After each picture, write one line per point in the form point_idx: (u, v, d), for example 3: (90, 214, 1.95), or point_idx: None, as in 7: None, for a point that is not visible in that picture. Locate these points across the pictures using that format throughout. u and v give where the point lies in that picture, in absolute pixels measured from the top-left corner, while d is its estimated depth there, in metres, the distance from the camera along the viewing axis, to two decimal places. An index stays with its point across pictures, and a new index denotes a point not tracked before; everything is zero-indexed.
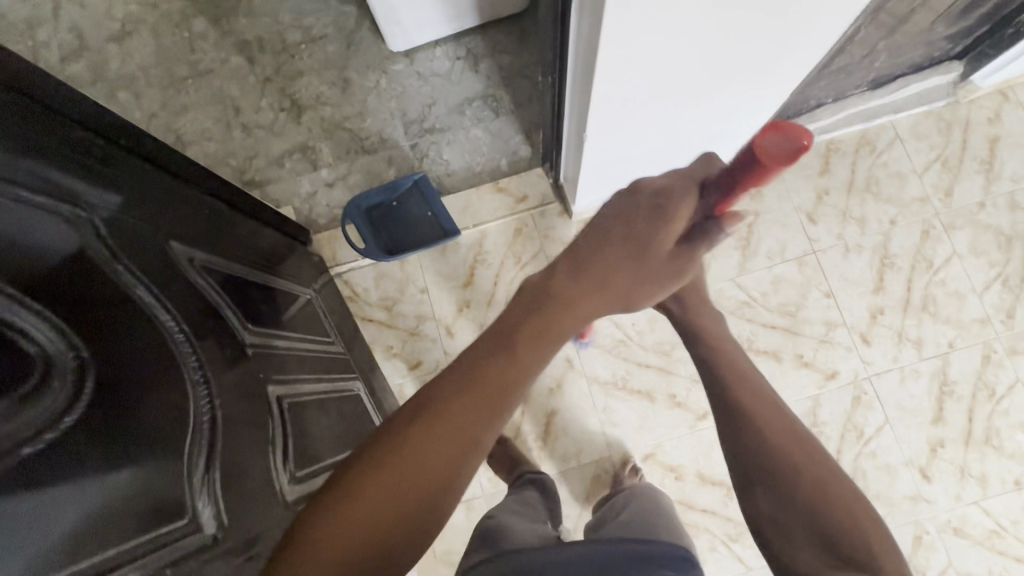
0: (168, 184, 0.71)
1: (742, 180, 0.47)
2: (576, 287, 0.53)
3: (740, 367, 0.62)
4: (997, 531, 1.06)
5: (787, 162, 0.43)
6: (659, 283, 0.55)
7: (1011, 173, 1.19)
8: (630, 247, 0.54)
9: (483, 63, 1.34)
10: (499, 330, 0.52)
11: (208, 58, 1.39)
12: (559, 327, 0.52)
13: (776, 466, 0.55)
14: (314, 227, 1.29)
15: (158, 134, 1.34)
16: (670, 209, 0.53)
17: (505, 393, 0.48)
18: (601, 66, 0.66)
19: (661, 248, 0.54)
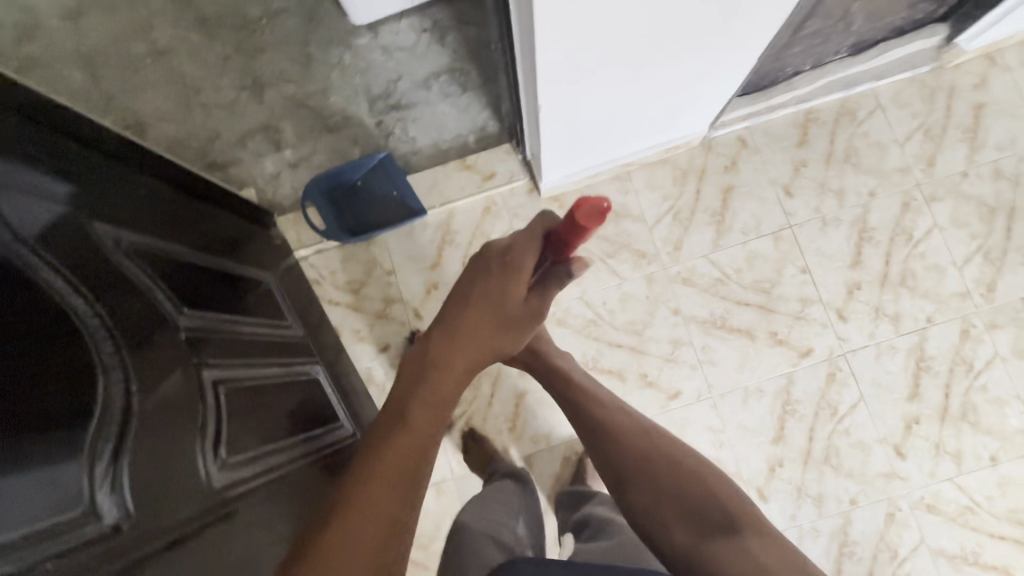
0: (95, 160, 0.68)
1: (570, 241, 0.60)
2: (454, 353, 0.65)
3: (589, 391, 0.87)
4: (971, 507, 1.04)
5: (598, 221, 0.55)
6: (518, 326, 0.68)
7: (996, 142, 1.15)
8: (486, 308, 0.66)
9: (450, 35, 1.29)
10: (392, 408, 0.62)
11: (167, 35, 1.34)
12: (446, 390, 0.64)
13: (637, 459, 0.74)
14: (279, 210, 1.26)
15: (116, 116, 1.30)
16: (512, 263, 0.66)
17: (420, 451, 0.57)
18: (539, 26, 0.62)
19: (515, 298, 0.67)
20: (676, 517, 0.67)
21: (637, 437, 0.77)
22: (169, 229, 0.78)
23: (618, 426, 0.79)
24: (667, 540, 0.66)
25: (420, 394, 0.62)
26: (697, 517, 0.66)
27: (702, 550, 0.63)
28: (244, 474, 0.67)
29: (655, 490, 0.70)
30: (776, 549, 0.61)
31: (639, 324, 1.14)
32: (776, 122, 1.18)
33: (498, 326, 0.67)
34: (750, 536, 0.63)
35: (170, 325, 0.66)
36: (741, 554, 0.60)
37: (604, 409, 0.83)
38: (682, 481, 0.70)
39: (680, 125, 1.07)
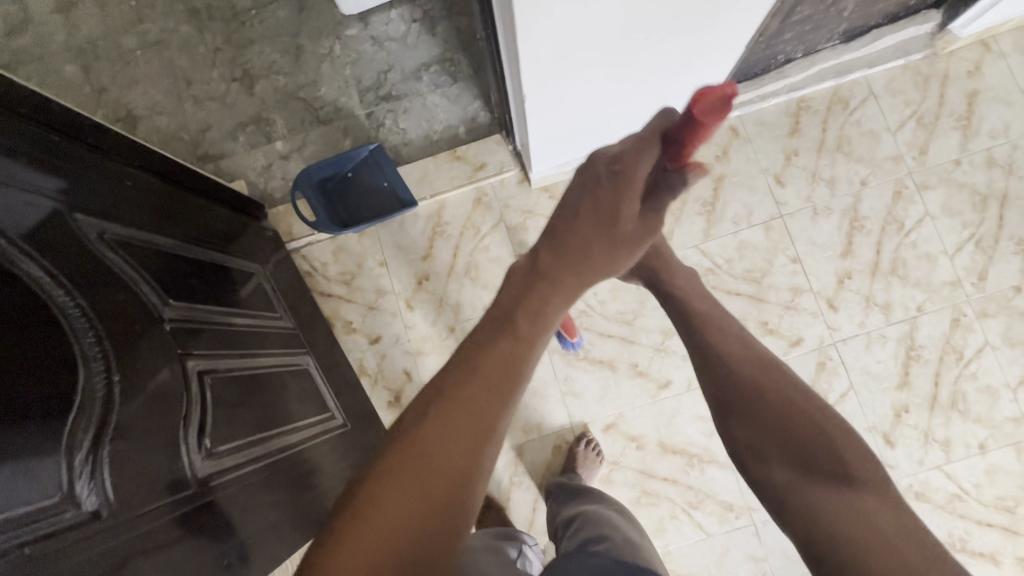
0: (81, 151, 0.67)
1: (687, 141, 0.49)
2: (569, 272, 0.57)
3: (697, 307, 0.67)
4: (959, 495, 1.05)
5: (723, 114, 0.44)
6: (632, 248, 0.58)
7: (990, 129, 1.14)
8: (603, 227, 0.57)
9: (440, 25, 1.28)
10: (495, 317, 0.55)
11: (157, 27, 1.33)
12: (552, 304, 0.56)
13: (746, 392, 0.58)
14: (271, 202, 1.27)
15: (108, 110, 1.31)
16: (626, 172, 0.54)
17: (516, 361, 0.51)
18: (518, 10, 0.60)
19: (631, 215, 0.56)
20: (779, 456, 0.55)
21: (754, 368, 0.59)
22: (156, 220, 0.78)
23: (730, 354, 0.61)
24: (765, 478, 0.55)
25: (528, 302, 0.55)
26: (806, 461, 0.53)
27: (802, 499, 0.52)
28: (230, 463, 0.68)
29: (762, 424, 0.56)
30: (899, 518, 0.48)
31: (630, 314, 1.14)
32: (768, 111, 1.18)
33: (612, 245, 0.57)
34: (870, 497, 0.50)
35: (154, 317, 0.66)
36: (854, 513, 0.48)
37: (718, 330, 0.64)
38: (798, 424, 0.55)
39: None
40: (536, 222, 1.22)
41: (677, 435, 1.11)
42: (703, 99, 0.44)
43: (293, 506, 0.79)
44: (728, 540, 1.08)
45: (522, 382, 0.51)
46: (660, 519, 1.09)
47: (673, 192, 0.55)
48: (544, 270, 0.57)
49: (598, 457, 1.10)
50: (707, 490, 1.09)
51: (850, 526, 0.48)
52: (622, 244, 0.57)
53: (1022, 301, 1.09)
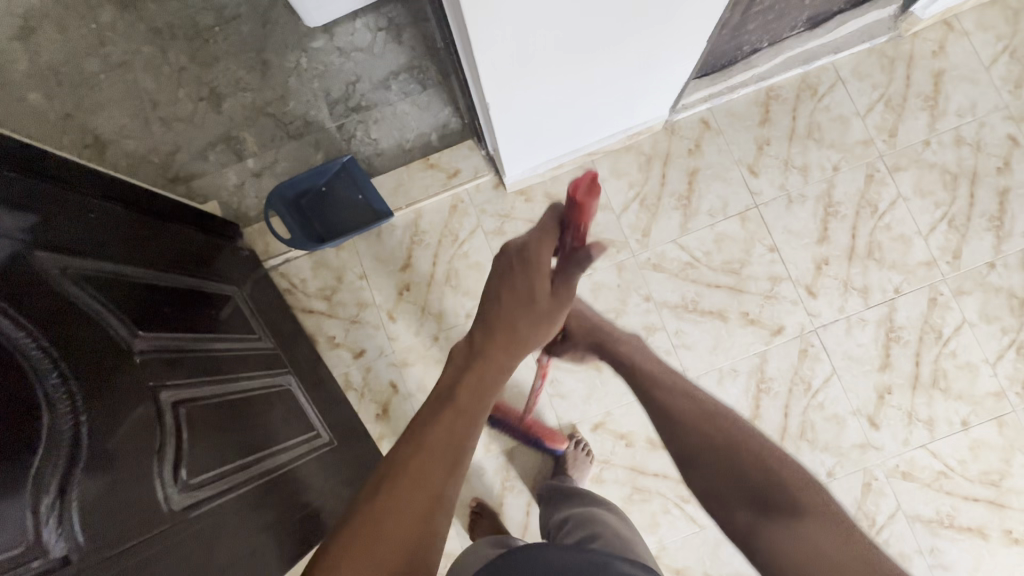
0: (40, 184, 0.66)
1: (577, 224, 0.55)
2: (503, 348, 0.60)
3: (646, 369, 0.73)
4: (945, 472, 1.06)
5: (596, 196, 0.51)
6: (552, 319, 0.61)
7: (956, 108, 1.15)
8: (521, 304, 0.60)
9: (406, 33, 1.27)
10: (437, 396, 0.58)
11: (120, 50, 1.31)
12: (491, 378, 0.60)
13: (699, 441, 0.64)
14: (245, 221, 1.25)
15: (74, 135, 1.29)
16: (530, 258, 0.59)
17: (459, 436, 0.55)
18: (467, 14, 0.60)
19: (545, 291, 0.60)
20: (739, 500, 0.60)
21: (700, 423, 0.66)
22: (123, 249, 0.77)
23: (676, 411, 0.67)
24: (730, 522, 0.60)
25: (469, 377, 0.59)
26: (759, 499, 0.58)
27: (764, 539, 0.56)
28: (209, 493, 0.68)
29: (718, 471, 0.62)
30: (845, 544, 0.53)
31: (612, 313, 1.15)
32: (738, 102, 1.18)
33: (535, 317, 0.60)
34: (816, 524, 0.55)
35: (124, 350, 0.66)
36: (806, 546, 0.53)
37: (665, 391, 0.70)
38: (748, 463, 0.61)
39: (640, 110, 1.07)
40: (513, 225, 1.22)
41: None
42: (583, 191, 0.51)
43: (279, 529, 0.78)
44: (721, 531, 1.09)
45: (466, 455, 0.55)
46: (653, 515, 1.10)
47: (575, 274, 0.59)
48: (481, 347, 0.60)
49: (589, 458, 1.10)
50: None
51: (800, 558, 0.52)
52: (542, 316, 0.60)
53: (996, 277, 1.10)
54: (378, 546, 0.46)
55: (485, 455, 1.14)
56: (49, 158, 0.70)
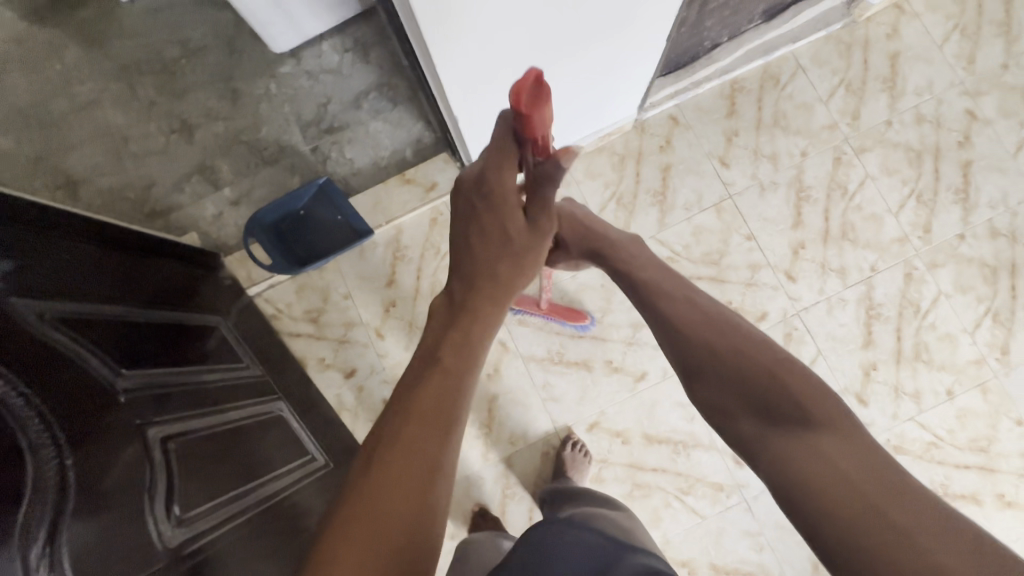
0: (10, 231, 0.65)
1: (534, 133, 0.52)
2: (486, 294, 0.60)
3: (654, 283, 0.69)
4: (935, 442, 1.08)
5: (545, 95, 0.48)
6: (531, 252, 0.62)
7: (915, 88, 1.18)
8: (497, 245, 0.61)
9: (373, 52, 1.28)
10: (422, 359, 0.56)
11: (86, 88, 1.31)
12: (478, 333, 0.58)
13: (704, 355, 0.61)
14: (226, 250, 1.25)
15: (46, 177, 1.28)
16: (494, 190, 0.59)
17: (452, 391, 0.53)
18: (423, 22, 0.61)
19: (517, 226, 0.61)
20: (742, 408, 0.57)
21: (704, 334, 0.61)
22: (101, 288, 0.76)
23: (678, 323, 0.64)
24: (734, 432, 0.57)
25: (455, 333, 0.58)
26: (764, 409, 0.55)
27: (768, 447, 0.53)
28: (202, 527, 0.67)
29: (722, 382, 0.59)
30: (857, 455, 0.49)
31: (598, 312, 1.16)
32: (704, 97, 1.20)
33: (514, 259, 0.61)
34: (825, 432, 0.51)
35: (107, 390, 0.65)
36: (814, 457, 0.49)
37: (670, 301, 0.66)
38: (754, 374, 0.57)
39: (609, 111, 1.09)
40: None
41: (660, 425, 1.12)
42: (526, 103, 0.49)
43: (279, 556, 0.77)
44: (724, 520, 1.09)
45: (463, 407, 0.53)
46: (654, 509, 1.10)
47: (551, 185, 0.57)
48: (463, 301, 0.60)
49: (587, 457, 1.10)
50: (697, 474, 1.11)
51: (805, 467, 0.49)
52: (521, 255, 0.61)
53: (967, 248, 1.13)
54: (379, 514, 0.44)
55: (483, 464, 1.14)
56: (16, 203, 0.70)
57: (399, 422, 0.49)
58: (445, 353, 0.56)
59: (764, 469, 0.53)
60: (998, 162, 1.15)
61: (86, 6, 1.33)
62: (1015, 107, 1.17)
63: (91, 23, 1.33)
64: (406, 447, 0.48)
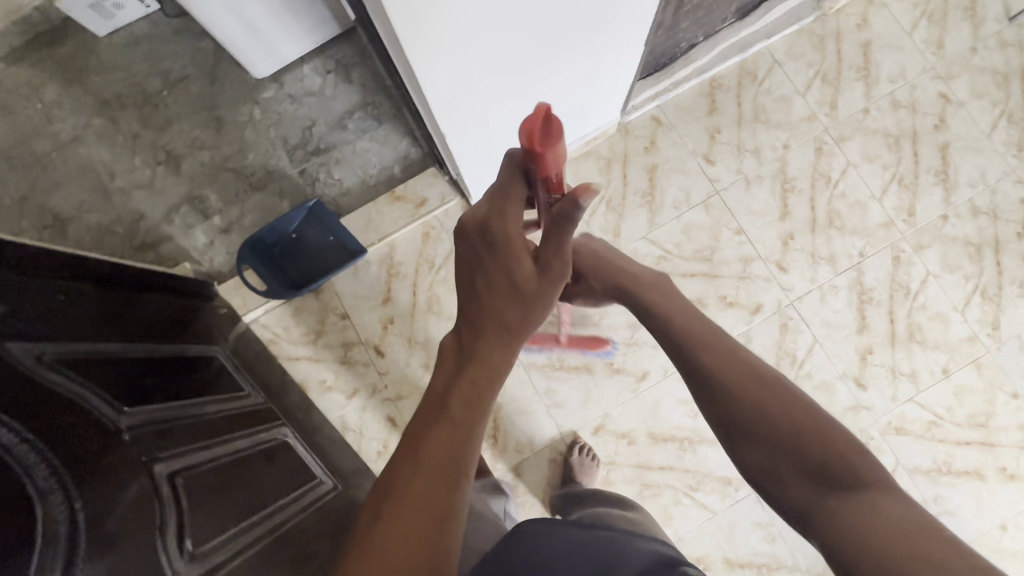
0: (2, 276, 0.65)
1: (545, 169, 0.54)
2: (498, 344, 0.57)
3: (687, 330, 0.66)
4: (935, 421, 1.10)
5: (558, 131, 0.50)
6: (542, 298, 0.57)
7: (888, 75, 1.21)
8: (506, 293, 0.57)
9: (355, 72, 1.29)
10: (431, 405, 0.56)
11: (69, 126, 1.30)
12: (486, 379, 0.57)
13: (747, 408, 0.59)
14: (219, 278, 1.24)
15: (33, 216, 1.27)
16: (498, 232, 0.56)
17: (458, 441, 0.53)
18: (405, 40, 0.62)
19: (526, 272, 0.56)
20: (790, 469, 0.56)
21: (746, 386, 0.60)
22: (97, 326, 0.76)
23: (714, 378, 0.61)
24: (781, 495, 0.56)
25: (464, 383, 0.56)
26: (813, 470, 0.55)
27: (822, 510, 0.52)
28: (215, 560, 0.67)
29: (767, 441, 0.57)
30: (913, 514, 0.49)
31: (596, 315, 1.16)
32: (684, 96, 1.22)
33: (524, 304, 0.57)
34: (873, 494, 0.51)
35: (111, 429, 0.65)
36: (872, 518, 0.49)
37: (706, 351, 0.63)
38: (797, 430, 0.57)
39: (592, 116, 1.10)
40: None
41: (664, 423, 1.13)
42: (538, 142, 0.51)
43: None
44: (734, 514, 1.10)
45: (470, 462, 0.53)
46: (665, 508, 1.11)
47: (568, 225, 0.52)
48: (474, 349, 0.57)
49: (595, 462, 1.11)
50: (704, 470, 1.11)
51: (866, 527, 0.48)
52: (531, 301, 0.57)
53: (951, 228, 1.15)
54: (387, 571, 0.46)
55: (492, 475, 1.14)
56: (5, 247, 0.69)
57: (405, 477, 0.50)
58: (455, 404, 0.55)
59: (818, 534, 0.52)
60: (975, 142, 1.18)
61: (64, 43, 1.33)
62: (986, 88, 1.19)
63: (70, 60, 1.32)
64: (412, 505, 0.48)
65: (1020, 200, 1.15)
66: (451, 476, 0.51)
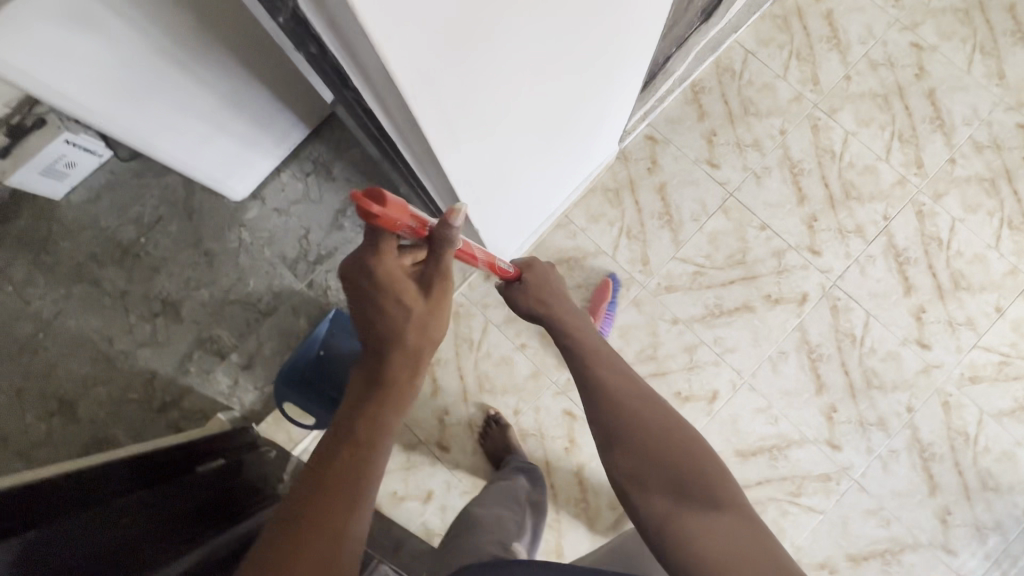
0: (48, 546, 0.55)
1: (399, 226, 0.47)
2: (402, 363, 0.52)
3: (597, 350, 0.68)
4: (1005, 360, 1.10)
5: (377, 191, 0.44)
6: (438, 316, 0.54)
7: (858, 38, 1.22)
8: (402, 320, 0.51)
9: (336, 167, 1.24)
10: (331, 432, 0.50)
11: (47, 301, 1.21)
12: (394, 403, 0.52)
13: (628, 422, 0.59)
14: (256, 419, 1.19)
15: (38, 405, 1.18)
16: (378, 266, 0.51)
17: (365, 469, 0.48)
18: (452, 175, 0.60)
19: (412, 292, 0.52)
20: (656, 481, 0.55)
21: (633, 404, 0.60)
22: (176, 539, 0.68)
23: (611, 389, 0.62)
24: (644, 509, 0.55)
25: (370, 406, 0.51)
26: (676, 484, 0.55)
27: (679, 524, 0.52)
28: None
29: (644, 451, 0.57)
30: (758, 536, 0.50)
31: (650, 348, 1.14)
32: (671, 108, 1.21)
33: (420, 326, 0.52)
34: (733, 517, 0.52)
35: None
36: (722, 537, 0.50)
37: (605, 369, 0.64)
38: (670, 448, 0.57)
39: (595, 157, 1.08)
40: None
41: (749, 436, 1.10)
42: (375, 203, 0.44)
43: None
44: (844, 508, 1.08)
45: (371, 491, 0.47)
46: (775, 522, 1.08)
47: (450, 243, 0.52)
48: (380, 373, 0.52)
49: None
50: (802, 472, 1.09)
51: (713, 543, 0.49)
52: (423, 325, 0.52)
53: (961, 170, 1.16)
54: None
55: (594, 538, 1.11)
56: (18, 514, 0.59)
57: (302, 507, 0.45)
58: (359, 431, 0.50)
59: (672, 548, 0.50)
60: (958, 81, 1.19)
61: (17, 216, 1.23)
62: (952, 27, 1.21)
63: (29, 232, 1.23)
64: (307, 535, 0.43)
65: (1017, 126, 1.17)
66: (354, 500, 0.46)
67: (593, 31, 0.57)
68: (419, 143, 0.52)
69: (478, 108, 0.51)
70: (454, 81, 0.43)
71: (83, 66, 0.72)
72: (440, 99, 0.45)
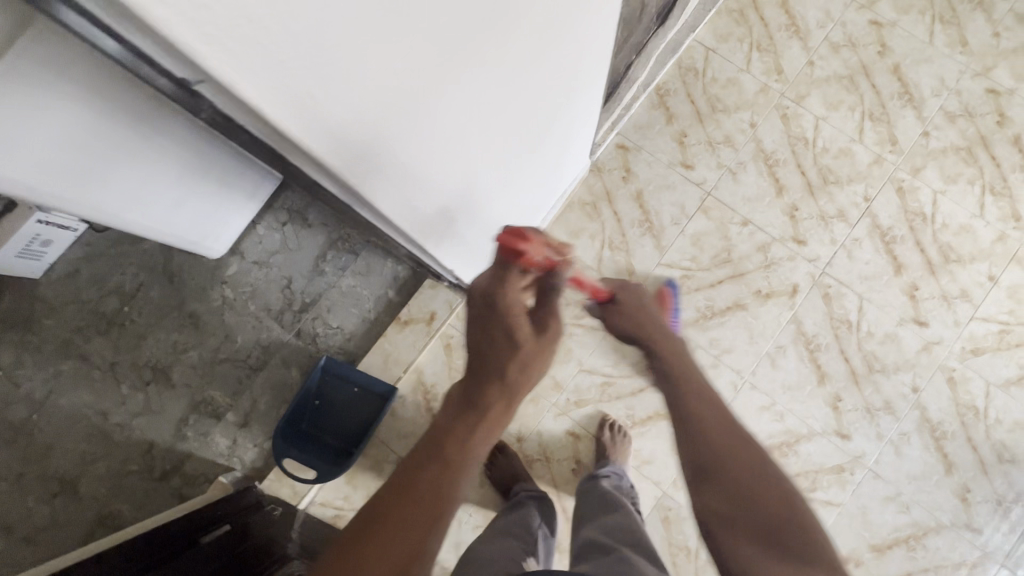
0: None
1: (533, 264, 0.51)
2: (501, 395, 0.47)
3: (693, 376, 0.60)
4: (1004, 328, 1.09)
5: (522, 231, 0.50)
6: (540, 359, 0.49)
7: (816, 23, 1.21)
8: (503, 351, 0.47)
9: (310, 213, 1.24)
10: (425, 438, 0.48)
11: (37, 382, 1.20)
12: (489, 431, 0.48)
13: (717, 456, 0.52)
14: (259, 476, 1.17)
15: (38, 488, 1.16)
16: (502, 300, 0.49)
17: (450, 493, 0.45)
18: (411, 224, 0.59)
19: (525, 330, 0.48)
20: (743, 525, 0.48)
21: (725, 439, 0.53)
22: None
23: (702, 418, 0.55)
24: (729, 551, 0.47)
25: (467, 428, 0.47)
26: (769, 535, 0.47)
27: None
28: None
29: (734, 489, 0.50)
30: None
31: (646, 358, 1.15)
32: (638, 114, 1.20)
33: (525, 364, 0.48)
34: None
35: None
36: None
37: (697, 396, 0.57)
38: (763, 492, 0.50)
39: (567, 174, 1.06)
40: None
41: (756, 436, 1.09)
42: (519, 242, 0.50)
43: None
44: (861, 498, 1.06)
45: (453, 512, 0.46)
46: None
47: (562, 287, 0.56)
48: (478, 398, 0.47)
49: (626, 436, 1.11)
50: (814, 467, 1.07)
51: None
52: (528, 363, 0.48)
53: (936, 141, 1.15)
54: None
55: None
56: None
57: (392, 512, 0.44)
58: (456, 450, 0.46)
59: None
60: (921, 53, 1.19)
61: None
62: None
63: (10, 315, 1.21)
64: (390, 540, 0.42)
65: (986, 91, 1.16)
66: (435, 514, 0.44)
67: (542, 67, 0.56)
68: (374, 206, 0.52)
69: (431, 165, 0.51)
70: (393, 150, 0.43)
71: (50, 155, 0.67)
72: (383, 163, 0.43)
